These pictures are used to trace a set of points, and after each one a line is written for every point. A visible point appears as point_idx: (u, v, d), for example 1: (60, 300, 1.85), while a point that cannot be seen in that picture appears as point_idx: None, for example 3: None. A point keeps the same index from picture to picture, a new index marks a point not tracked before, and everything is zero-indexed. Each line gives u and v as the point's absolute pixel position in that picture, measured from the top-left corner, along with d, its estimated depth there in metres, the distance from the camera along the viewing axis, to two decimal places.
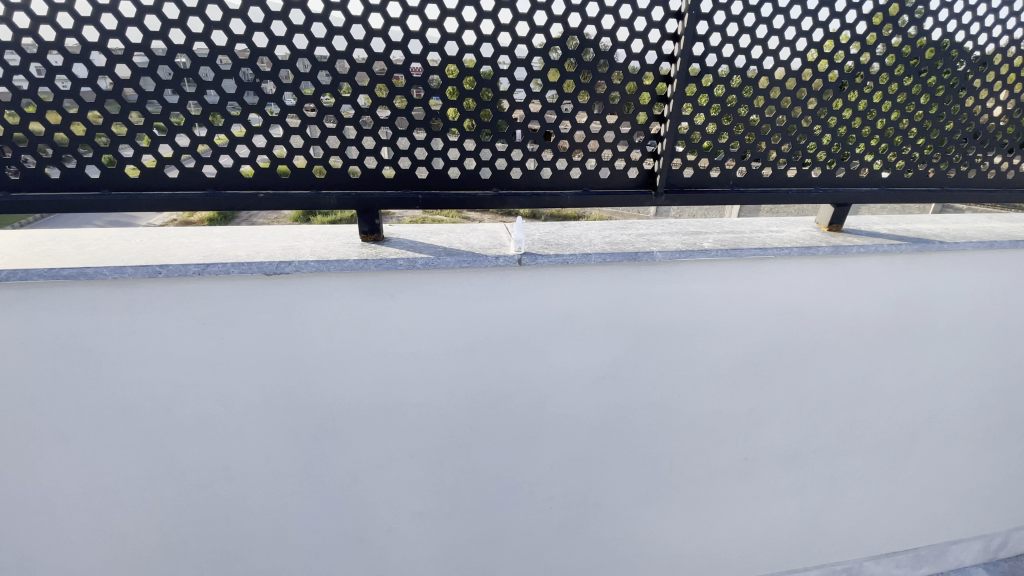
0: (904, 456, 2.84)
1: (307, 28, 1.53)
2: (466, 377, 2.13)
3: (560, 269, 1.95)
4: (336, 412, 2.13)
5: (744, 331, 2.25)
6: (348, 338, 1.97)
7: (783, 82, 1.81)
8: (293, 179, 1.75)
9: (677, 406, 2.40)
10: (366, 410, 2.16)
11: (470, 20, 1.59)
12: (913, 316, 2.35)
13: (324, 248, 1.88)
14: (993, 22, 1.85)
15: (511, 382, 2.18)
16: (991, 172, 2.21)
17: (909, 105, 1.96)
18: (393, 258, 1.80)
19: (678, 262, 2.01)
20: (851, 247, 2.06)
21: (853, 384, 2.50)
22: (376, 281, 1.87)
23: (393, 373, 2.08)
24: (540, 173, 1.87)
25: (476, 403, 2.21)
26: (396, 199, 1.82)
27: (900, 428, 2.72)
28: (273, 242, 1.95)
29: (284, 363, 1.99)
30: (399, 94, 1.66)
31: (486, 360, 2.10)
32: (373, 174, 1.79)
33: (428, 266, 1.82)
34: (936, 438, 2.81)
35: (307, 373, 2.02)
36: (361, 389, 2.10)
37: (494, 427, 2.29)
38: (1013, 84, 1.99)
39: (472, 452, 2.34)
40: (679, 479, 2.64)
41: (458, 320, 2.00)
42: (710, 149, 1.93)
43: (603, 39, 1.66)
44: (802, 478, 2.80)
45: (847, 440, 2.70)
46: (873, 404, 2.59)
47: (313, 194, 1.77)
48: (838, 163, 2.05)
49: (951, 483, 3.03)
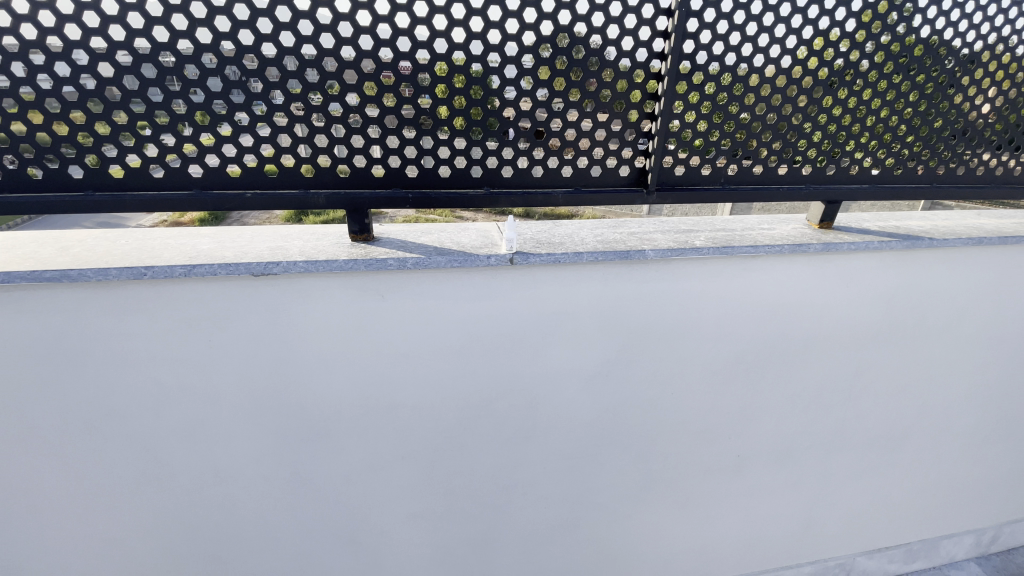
0: (896, 452, 2.94)
1: (294, 24, 1.54)
2: (462, 376, 2.16)
3: (553, 268, 1.98)
4: (333, 413, 2.15)
5: (733, 330, 2.31)
6: (344, 339, 1.99)
7: (772, 78, 1.87)
8: (281, 178, 1.76)
9: (673, 403, 2.46)
10: (364, 410, 2.17)
11: (459, 17, 1.61)
12: (902, 314, 2.44)
13: (323, 248, 1.89)
14: (979, 20, 1.92)
15: (502, 383, 2.21)
16: (981, 169, 2.30)
17: (897, 103, 2.04)
18: (396, 258, 1.82)
19: (669, 262, 2.06)
20: (840, 245, 2.13)
21: (846, 381, 2.59)
22: (371, 282, 1.89)
23: (391, 373, 2.10)
24: (531, 171, 1.90)
25: (474, 402, 2.24)
26: (387, 198, 1.83)
27: (891, 423, 2.81)
28: (268, 242, 1.95)
29: (279, 364, 2.00)
30: (386, 91, 1.67)
31: (481, 360, 2.14)
32: (363, 173, 1.81)
33: (423, 266, 1.84)
34: (927, 434, 2.92)
35: (301, 374, 2.03)
36: (359, 389, 2.12)
37: (491, 426, 2.32)
38: (1002, 80, 2.07)
39: (472, 451, 2.38)
40: (674, 476, 2.71)
41: (453, 321, 2.02)
42: (701, 147, 1.97)
43: (593, 36, 1.69)
44: (796, 473, 2.88)
45: (840, 435, 2.78)
46: (865, 398, 2.67)
47: (301, 194, 1.78)
48: (826, 161, 2.12)
49: (940, 477, 3.14)
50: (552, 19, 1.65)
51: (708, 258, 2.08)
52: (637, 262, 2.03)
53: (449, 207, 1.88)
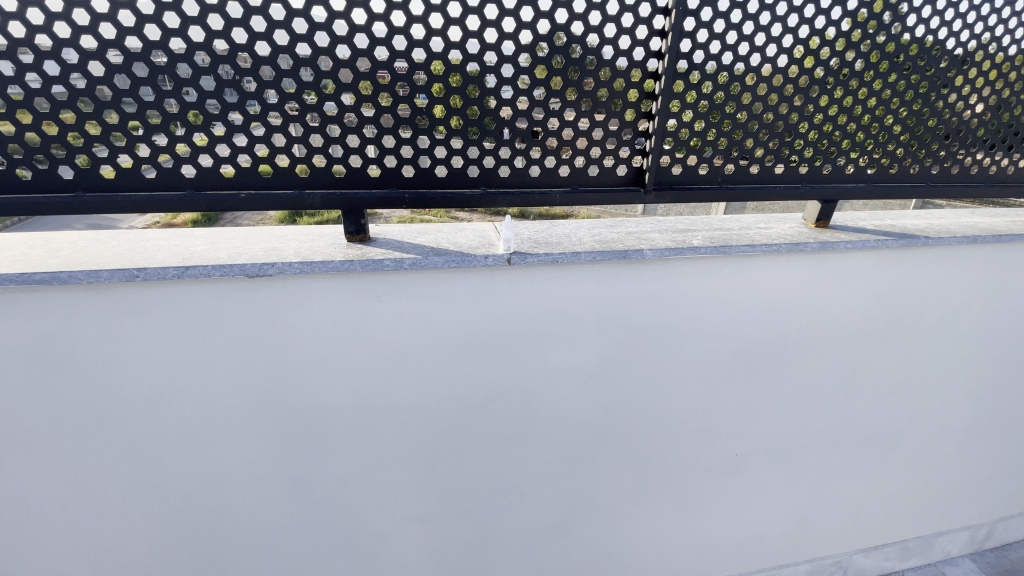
0: (969, 505, 2.36)
1: (202, 17, 1.07)
2: (404, 427, 1.54)
3: (530, 282, 1.38)
4: (229, 491, 1.54)
5: (779, 361, 1.72)
6: (222, 380, 1.35)
7: (802, 61, 1.37)
8: (155, 179, 1.21)
9: (696, 455, 1.85)
10: (266, 479, 1.53)
11: (418, 14, 1.14)
12: (992, 338, 1.86)
13: (177, 248, 1.26)
14: (977, 19, 1.43)
15: (467, 441, 1.61)
16: (972, 168, 1.70)
17: (966, 86, 1.53)
18: (286, 261, 1.21)
19: (694, 259, 1.46)
20: (924, 238, 1.55)
21: (915, 422, 2.01)
22: (250, 297, 1.26)
23: (300, 427, 1.47)
24: (498, 172, 1.37)
25: (424, 460, 1.62)
26: (291, 200, 1.28)
27: (963, 471, 2.25)
28: (105, 239, 1.31)
29: (129, 419, 1.36)
30: (332, 84, 1.18)
31: (429, 404, 1.51)
32: (250, 172, 1.24)
33: (328, 272, 1.23)
34: (1002, 481, 2.35)
35: (167, 432, 1.40)
36: (253, 450, 1.48)
37: (451, 492, 1.70)
38: (997, 79, 1.54)
39: (429, 525, 1.76)
40: (698, 545, 2.10)
41: (383, 351, 1.40)
42: (711, 154, 1.47)
43: (578, 22, 1.22)
44: (849, 536, 2.28)
45: (904, 488, 2.20)
46: (934, 445, 2.11)
47: (189, 196, 1.22)
48: (876, 159, 1.59)
49: (1016, 533, 2.56)
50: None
51: (753, 264, 1.52)
52: (647, 263, 1.43)
53: (371, 205, 1.32)
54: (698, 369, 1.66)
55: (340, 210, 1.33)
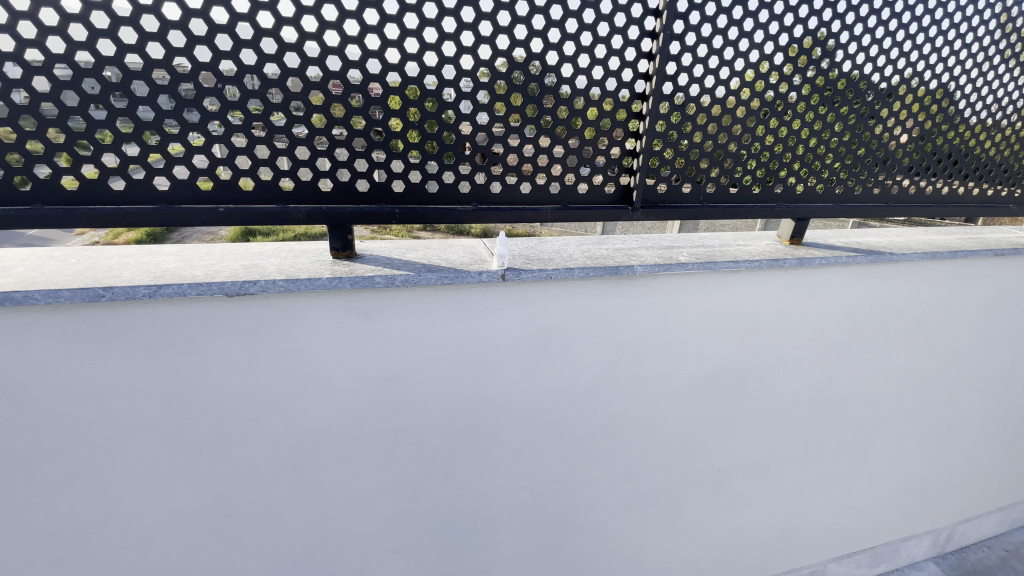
0: (929, 507, 2.46)
1: (184, 21, 1.02)
2: (389, 453, 1.47)
3: (526, 299, 1.36)
4: (196, 526, 1.41)
5: (757, 374, 1.76)
6: (194, 409, 1.25)
7: (775, 87, 1.45)
8: (127, 192, 1.13)
9: (682, 470, 1.86)
10: (238, 513, 1.42)
11: (412, 28, 1.13)
12: (949, 349, 1.97)
13: (145, 265, 1.17)
14: (931, 51, 1.53)
15: (456, 464, 1.55)
16: (929, 188, 1.81)
17: (921, 113, 1.63)
18: (269, 278, 1.14)
19: (681, 275, 1.48)
20: (888, 255, 1.64)
21: (883, 430, 2.09)
22: (228, 316, 1.18)
23: (278, 457, 1.38)
24: (489, 189, 1.35)
25: (411, 487, 1.54)
26: (273, 214, 1.21)
27: (926, 477, 2.35)
28: (63, 256, 1.20)
29: (86, 455, 1.23)
30: (320, 95, 1.14)
31: (417, 428, 1.45)
32: (229, 186, 1.17)
33: (315, 290, 1.17)
34: (961, 484, 2.46)
35: (129, 466, 1.28)
36: (225, 483, 1.37)
37: (436, 519, 1.63)
38: (948, 107, 1.65)
39: (411, 555, 1.67)
40: (683, 562, 2.09)
41: (369, 372, 1.34)
42: (694, 173, 1.50)
43: (569, 42, 1.23)
44: (823, 545, 2.33)
45: (873, 496, 2.28)
46: (900, 451, 2.20)
47: (160, 209, 1.13)
48: (844, 180, 1.68)
49: (973, 536, 2.67)
50: (529, 11, 1.18)
51: (737, 280, 1.56)
52: (637, 280, 1.44)
53: (359, 220, 1.27)
54: (685, 385, 1.68)
55: (326, 226, 1.27)
